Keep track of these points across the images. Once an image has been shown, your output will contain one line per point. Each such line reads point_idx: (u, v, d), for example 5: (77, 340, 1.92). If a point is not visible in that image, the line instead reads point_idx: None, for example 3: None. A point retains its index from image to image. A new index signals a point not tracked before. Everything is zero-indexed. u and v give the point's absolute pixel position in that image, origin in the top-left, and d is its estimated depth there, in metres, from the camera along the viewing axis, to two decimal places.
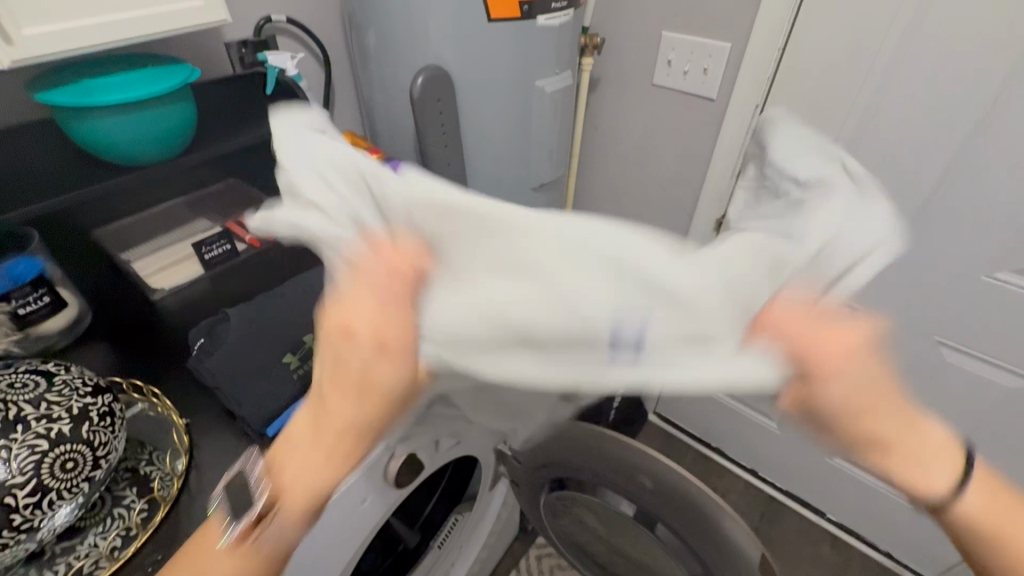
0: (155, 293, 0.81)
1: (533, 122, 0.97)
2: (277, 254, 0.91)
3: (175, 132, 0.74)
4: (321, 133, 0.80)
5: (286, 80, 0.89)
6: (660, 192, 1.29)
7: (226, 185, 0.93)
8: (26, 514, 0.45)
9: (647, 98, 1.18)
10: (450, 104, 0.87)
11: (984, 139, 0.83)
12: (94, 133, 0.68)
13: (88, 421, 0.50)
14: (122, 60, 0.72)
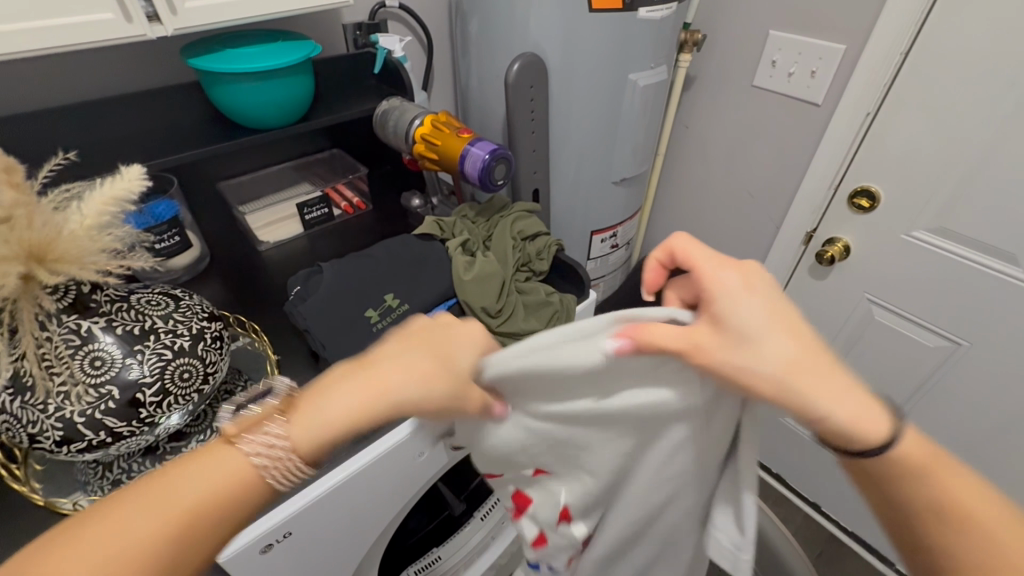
0: (263, 244, 0.92)
1: (621, 115, 0.97)
2: (367, 221, 0.99)
3: (293, 101, 0.82)
4: (419, 111, 0.85)
5: (392, 61, 0.96)
6: (748, 200, 1.24)
7: (330, 154, 1.03)
8: (150, 409, 0.53)
9: (745, 99, 1.14)
10: (541, 91, 0.89)
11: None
12: (229, 97, 0.78)
13: (202, 341, 0.57)
14: (257, 34, 0.81)
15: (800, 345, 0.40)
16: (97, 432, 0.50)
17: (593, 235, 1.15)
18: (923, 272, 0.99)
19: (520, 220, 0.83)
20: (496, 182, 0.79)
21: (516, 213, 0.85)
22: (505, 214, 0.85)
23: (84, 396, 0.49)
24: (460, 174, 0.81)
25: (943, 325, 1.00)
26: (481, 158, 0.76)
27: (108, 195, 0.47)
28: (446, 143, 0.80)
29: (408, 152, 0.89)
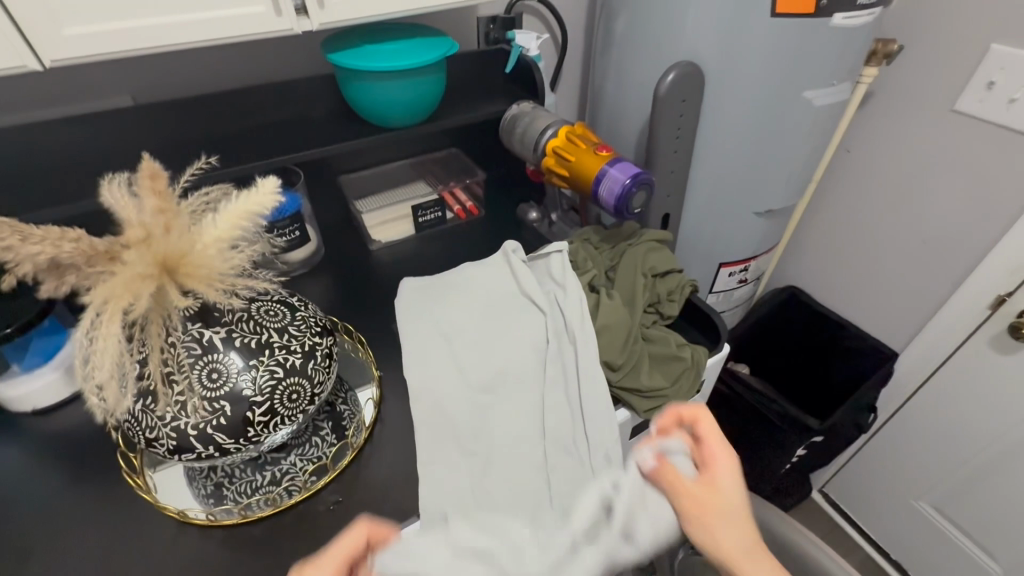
0: (374, 243, 0.90)
1: (782, 138, 0.83)
2: (479, 229, 0.94)
3: (424, 102, 0.78)
4: (553, 121, 0.78)
5: (525, 60, 0.89)
6: (920, 247, 1.03)
7: (449, 154, 0.99)
8: (257, 429, 0.51)
9: (936, 126, 0.94)
10: (693, 106, 0.77)
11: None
12: (366, 97, 0.75)
13: (313, 360, 0.55)
14: (398, 28, 0.78)
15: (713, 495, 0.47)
16: (208, 447, 0.49)
17: (720, 267, 1.02)
18: None
19: (646, 252, 0.73)
20: (633, 210, 0.69)
21: (637, 243, 0.75)
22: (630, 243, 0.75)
23: (200, 409, 0.48)
24: (591, 196, 0.72)
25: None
26: (620, 183, 0.67)
27: (241, 208, 0.44)
28: (582, 159, 0.72)
29: (533, 163, 0.83)
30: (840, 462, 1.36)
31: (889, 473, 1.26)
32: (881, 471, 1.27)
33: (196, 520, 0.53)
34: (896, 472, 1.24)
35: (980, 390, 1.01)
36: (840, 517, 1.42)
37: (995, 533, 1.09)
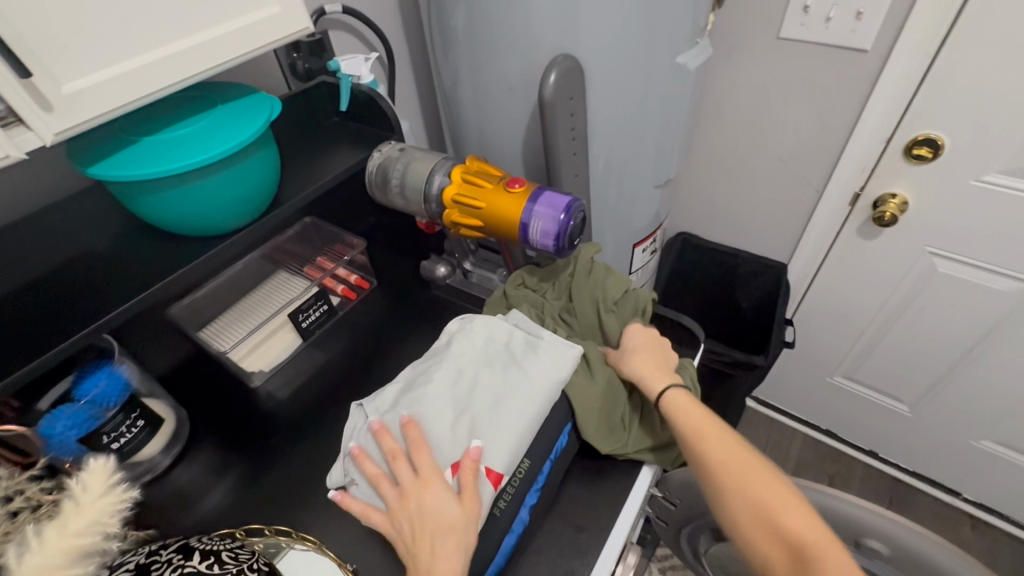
0: (254, 377, 0.67)
1: (666, 108, 0.78)
2: (380, 308, 0.76)
3: (261, 187, 0.57)
4: (436, 162, 0.63)
5: (362, 91, 0.71)
6: (782, 169, 1.10)
7: (302, 227, 0.78)
8: None
9: (770, 55, 0.98)
10: (581, 102, 0.68)
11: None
12: (167, 207, 0.52)
13: None
14: (176, 101, 0.54)
15: (813, 531, 0.46)
16: None
17: (634, 248, 0.97)
18: (993, 217, 0.94)
19: (596, 279, 0.63)
20: (572, 244, 0.59)
21: (581, 270, 0.64)
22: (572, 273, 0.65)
23: None
24: (519, 242, 0.60)
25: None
26: (554, 219, 0.56)
27: (58, 559, 0.23)
28: (494, 203, 0.58)
29: (426, 215, 0.67)
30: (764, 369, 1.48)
31: (804, 362, 1.40)
32: (799, 364, 1.42)
33: None
34: (809, 361, 1.39)
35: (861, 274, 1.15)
36: (776, 412, 1.57)
37: (897, 380, 1.27)
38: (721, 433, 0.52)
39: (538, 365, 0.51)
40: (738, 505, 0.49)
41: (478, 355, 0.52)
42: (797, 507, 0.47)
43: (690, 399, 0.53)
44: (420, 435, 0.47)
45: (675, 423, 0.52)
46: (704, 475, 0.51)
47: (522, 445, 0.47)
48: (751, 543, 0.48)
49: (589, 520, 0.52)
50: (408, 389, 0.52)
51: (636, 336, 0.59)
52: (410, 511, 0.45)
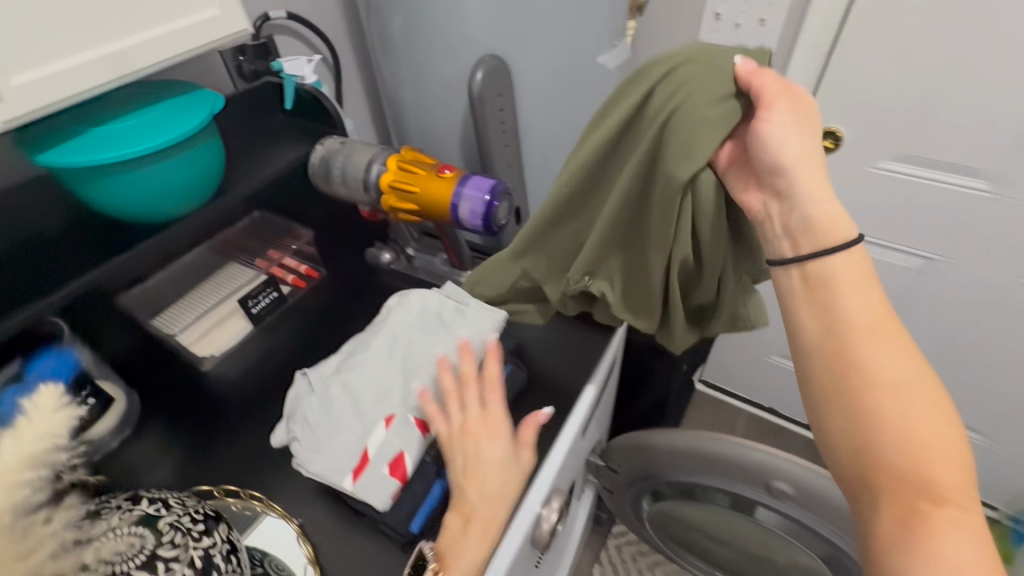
0: (205, 361, 0.70)
1: (592, 104, 0.86)
2: (330, 295, 0.80)
3: (204, 177, 0.61)
4: (374, 152, 0.69)
5: (306, 90, 0.76)
6: None
7: (251, 220, 0.80)
8: None
9: None
10: (509, 98, 0.74)
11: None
12: (114, 194, 0.56)
13: (215, 571, 0.40)
14: (119, 93, 0.58)
15: (951, 477, 0.42)
16: None
17: None
18: (890, 200, 1.05)
19: (668, 168, 0.52)
20: (500, 223, 0.65)
21: (664, 138, 0.52)
22: (654, 146, 0.53)
23: None
24: (451, 223, 0.65)
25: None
26: (481, 200, 0.62)
27: (16, 461, 0.28)
28: (427, 187, 0.64)
29: (368, 203, 0.72)
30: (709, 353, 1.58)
31: (744, 344, 1.50)
32: (740, 346, 1.51)
33: None
34: (748, 343, 1.48)
35: None
36: (724, 394, 1.66)
37: None
38: (885, 343, 0.47)
39: (467, 324, 0.57)
40: (872, 410, 0.45)
41: (412, 322, 0.58)
42: (945, 447, 0.43)
43: (869, 281, 0.49)
44: (492, 379, 0.52)
45: (831, 302, 0.49)
46: (837, 368, 0.48)
47: (451, 394, 0.53)
48: (855, 458, 0.46)
49: (518, 469, 0.58)
50: (349, 360, 0.57)
51: (817, 183, 0.51)
52: (464, 444, 0.49)
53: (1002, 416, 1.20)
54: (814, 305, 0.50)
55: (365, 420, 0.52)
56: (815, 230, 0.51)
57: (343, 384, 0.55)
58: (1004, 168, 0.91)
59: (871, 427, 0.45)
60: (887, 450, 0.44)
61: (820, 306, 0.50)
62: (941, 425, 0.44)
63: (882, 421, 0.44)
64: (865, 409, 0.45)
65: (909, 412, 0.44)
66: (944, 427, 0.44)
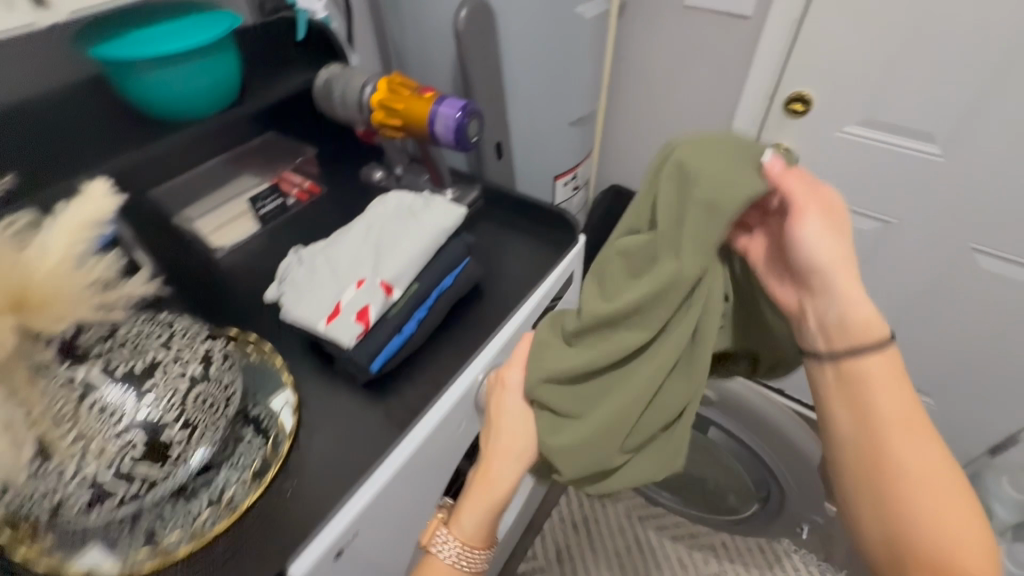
0: (217, 250, 0.82)
1: (572, 52, 0.95)
2: (327, 207, 0.91)
3: (224, 84, 0.73)
4: (367, 76, 0.80)
5: (316, 24, 0.87)
6: (693, 124, 1.27)
7: (264, 140, 0.90)
8: (181, 446, 0.48)
9: (678, 21, 1.15)
10: (491, 37, 0.84)
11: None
12: (149, 90, 0.67)
13: (212, 364, 0.52)
14: (158, 9, 0.70)
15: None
16: (132, 483, 0.46)
17: (555, 180, 1.13)
18: (856, 163, 1.11)
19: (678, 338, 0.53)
20: (471, 139, 0.75)
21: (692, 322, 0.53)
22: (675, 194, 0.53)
23: (105, 449, 0.44)
24: (429, 138, 0.76)
25: (992, 243, 1.05)
26: (453, 116, 0.72)
27: (93, 204, 0.40)
28: (409, 104, 0.75)
29: (363, 122, 0.83)
30: None
31: None
32: None
33: (149, 567, 0.49)
34: None
35: None
36: None
37: None
38: (924, 435, 0.50)
39: (430, 215, 0.69)
40: (898, 494, 0.50)
41: (386, 215, 0.70)
42: (974, 556, 0.48)
43: (895, 412, 0.50)
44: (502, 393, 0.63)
45: (866, 407, 0.51)
46: (877, 460, 0.51)
47: (412, 266, 0.64)
48: (886, 540, 0.52)
49: (468, 342, 0.69)
50: (332, 242, 0.69)
51: (858, 296, 0.51)
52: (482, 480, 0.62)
53: (954, 379, 1.27)
54: (853, 415, 0.52)
55: (340, 282, 0.63)
56: (848, 330, 0.51)
57: (325, 258, 0.67)
58: (958, 133, 0.97)
59: (906, 523, 0.50)
60: (916, 543, 0.50)
61: (858, 417, 0.52)
62: (965, 529, 0.49)
63: (921, 522, 0.49)
64: (898, 503, 0.50)
65: (943, 519, 0.49)
66: (969, 533, 0.49)
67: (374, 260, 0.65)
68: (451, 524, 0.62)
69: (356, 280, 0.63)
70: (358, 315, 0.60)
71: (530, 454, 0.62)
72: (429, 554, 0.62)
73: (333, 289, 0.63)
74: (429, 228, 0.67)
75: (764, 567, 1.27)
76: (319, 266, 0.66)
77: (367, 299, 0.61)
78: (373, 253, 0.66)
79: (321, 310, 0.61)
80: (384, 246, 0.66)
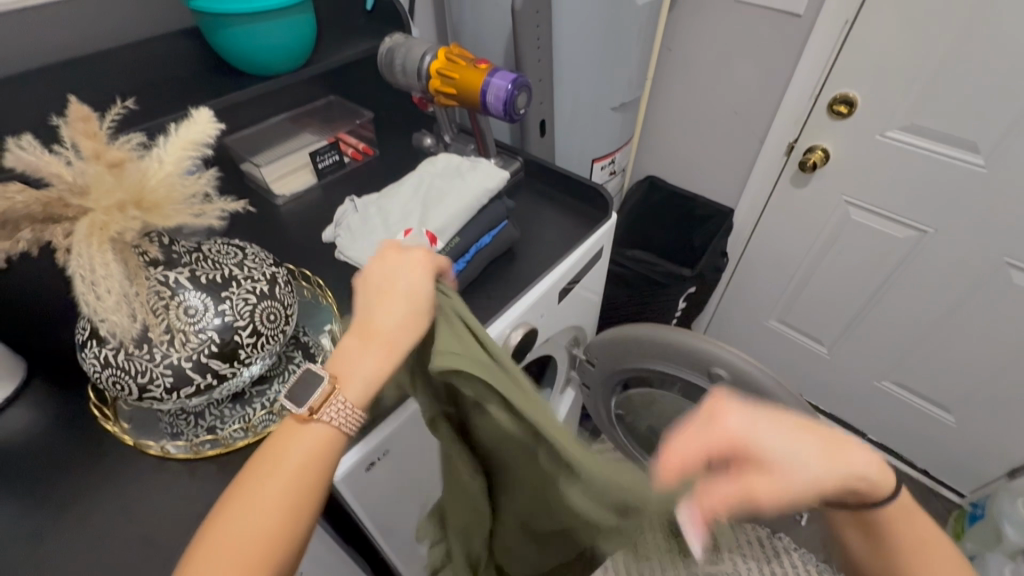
0: (279, 198, 0.90)
1: (621, 39, 0.98)
2: (379, 168, 0.98)
3: (300, 45, 0.80)
4: (427, 46, 0.85)
5: None
6: (735, 119, 1.29)
7: (327, 103, 1.00)
8: (247, 351, 0.55)
9: (728, 16, 1.17)
10: (546, 17, 0.88)
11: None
12: (235, 43, 0.74)
13: (277, 285, 0.59)
14: None
15: None
16: (205, 376, 0.53)
17: (593, 163, 1.17)
18: (896, 169, 1.11)
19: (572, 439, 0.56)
20: (518, 111, 0.80)
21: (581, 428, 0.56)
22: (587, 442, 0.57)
23: (187, 342, 0.51)
24: (479, 107, 0.81)
25: None
26: (504, 88, 0.77)
27: (200, 123, 0.47)
28: (465, 75, 0.80)
29: (419, 90, 0.89)
30: (712, 310, 1.68)
31: (744, 304, 1.59)
32: (741, 307, 1.61)
33: (210, 453, 0.57)
34: (750, 304, 1.58)
35: (792, 220, 1.33)
36: None
37: (818, 322, 1.45)
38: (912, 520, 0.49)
39: (477, 175, 0.74)
40: None
41: (436, 172, 0.76)
42: None
43: (861, 451, 0.43)
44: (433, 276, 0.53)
45: (848, 492, 0.44)
46: None
47: (456, 220, 0.70)
48: None
49: (500, 297, 0.75)
50: (385, 194, 0.76)
51: (782, 420, 0.40)
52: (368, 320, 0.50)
53: (977, 396, 1.26)
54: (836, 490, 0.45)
55: (391, 229, 0.70)
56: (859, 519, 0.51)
57: (378, 207, 0.73)
58: (1003, 145, 0.97)
59: None
60: None
61: (840, 490, 0.44)
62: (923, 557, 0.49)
63: None
64: None
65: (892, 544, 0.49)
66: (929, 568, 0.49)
67: (422, 211, 0.71)
68: (345, 387, 0.45)
69: (405, 228, 0.69)
70: None
71: (425, 320, 0.48)
72: (305, 422, 0.44)
73: (384, 234, 0.70)
74: (474, 187, 0.73)
75: (763, 559, 1.30)
76: (374, 213, 0.73)
77: None
78: (422, 205, 0.72)
79: (373, 252, 0.68)
80: (432, 200, 0.72)
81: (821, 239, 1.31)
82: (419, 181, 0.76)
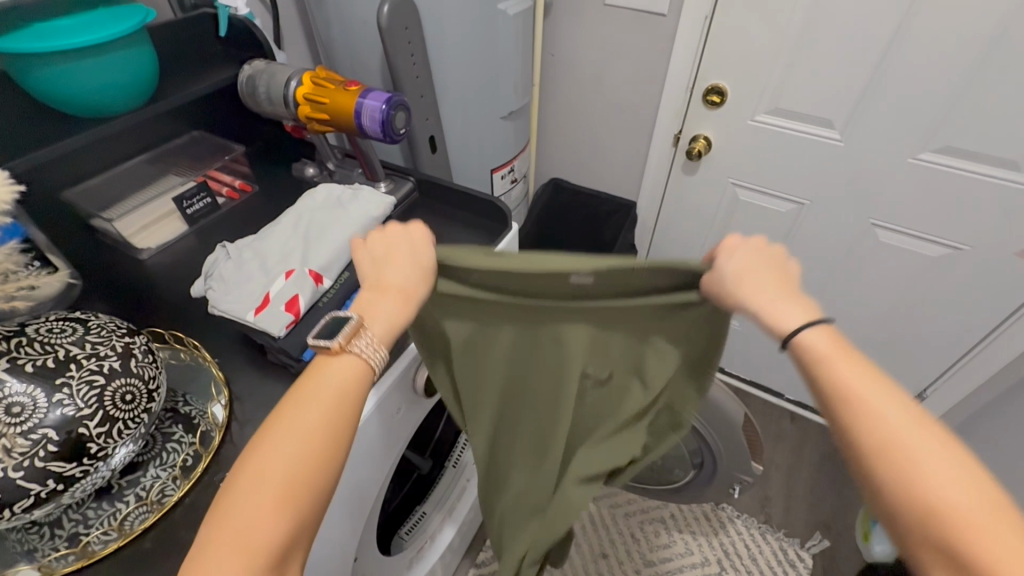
0: (143, 252, 0.80)
1: (499, 49, 0.98)
2: (259, 204, 0.90)
3: (135, 81, 0.71)
4: (292, 71, 0.79)
5: (238, 20, 0.84)
6: (623, 116, 1.34)
7: (191, 138, 0.88)
8: (101, 442, 0.47)
9: (600, 19, 1.20)
10: (416, 31, 0.85)
11: (921, 12, 0.92)
12: (47, 85, 0.65)
13: (133, 357, 0.51)
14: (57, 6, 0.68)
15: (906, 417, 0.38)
16: (44, 482, 0.45)
17: (492, 173, 1.16)
18: (770, 149, 1.20)
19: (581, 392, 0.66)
20: (398, 131, 0.77)
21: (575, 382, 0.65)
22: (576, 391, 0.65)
23: (12, 449, 0.43)
24: (357, 131, 0.77)
25: (889, 219, 1.16)
26: (379, 109, 0.73)
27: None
28: (335, 98, 0.75)
29: (291, 119, 0.83)
30: None
31: None
32: None
33: (69, 569, 0.48)
34: None
35: (688, 206, 1.40)
36: None
37: None
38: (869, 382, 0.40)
39: (360, 203, 0.70)
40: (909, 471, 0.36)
41: (316, 205, 0.71)
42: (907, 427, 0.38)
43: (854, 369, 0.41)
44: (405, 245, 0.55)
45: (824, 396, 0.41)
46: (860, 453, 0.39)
47: (341, 254, 0.65)
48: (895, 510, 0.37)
49: None
50: (260, 236, 0.69)
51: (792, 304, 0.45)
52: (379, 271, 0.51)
53: (866, 345, 1.39)
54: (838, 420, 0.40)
55: (270, 273, 0.64)
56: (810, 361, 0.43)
57: (253, 251, 0.67)
58: (853, 119, 1.07)
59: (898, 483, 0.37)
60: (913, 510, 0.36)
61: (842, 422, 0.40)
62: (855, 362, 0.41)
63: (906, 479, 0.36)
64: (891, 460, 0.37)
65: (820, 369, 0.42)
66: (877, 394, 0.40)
67: (303, 249, 0.66)
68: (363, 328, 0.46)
69: (285, 270, 0.63)
70: (289, 305, 0.61)
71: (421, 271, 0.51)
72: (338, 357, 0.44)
73: (262, 280, 0.63)
74: (359, 216, 0.68)
75: (709, 533, 1.34)
76: (248, 259, 0.66)
77: (296, 287, 0.62)
78: (303, 242, 0.66)
79: (251, 301, 0.61)
80: (313, 235, 0.67)
81: (716, 220, 1.39)
82: (298, 217, 0.70)
